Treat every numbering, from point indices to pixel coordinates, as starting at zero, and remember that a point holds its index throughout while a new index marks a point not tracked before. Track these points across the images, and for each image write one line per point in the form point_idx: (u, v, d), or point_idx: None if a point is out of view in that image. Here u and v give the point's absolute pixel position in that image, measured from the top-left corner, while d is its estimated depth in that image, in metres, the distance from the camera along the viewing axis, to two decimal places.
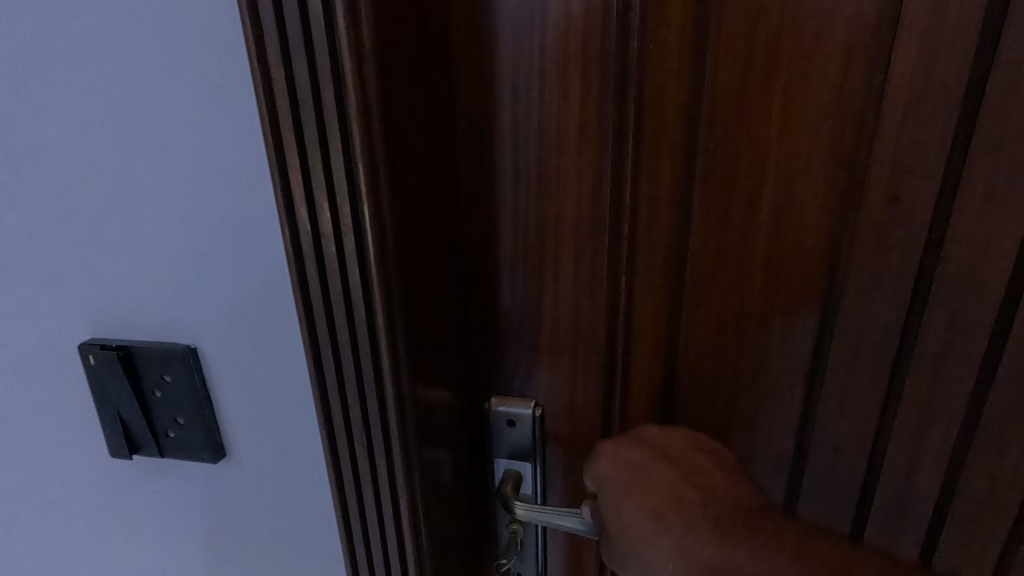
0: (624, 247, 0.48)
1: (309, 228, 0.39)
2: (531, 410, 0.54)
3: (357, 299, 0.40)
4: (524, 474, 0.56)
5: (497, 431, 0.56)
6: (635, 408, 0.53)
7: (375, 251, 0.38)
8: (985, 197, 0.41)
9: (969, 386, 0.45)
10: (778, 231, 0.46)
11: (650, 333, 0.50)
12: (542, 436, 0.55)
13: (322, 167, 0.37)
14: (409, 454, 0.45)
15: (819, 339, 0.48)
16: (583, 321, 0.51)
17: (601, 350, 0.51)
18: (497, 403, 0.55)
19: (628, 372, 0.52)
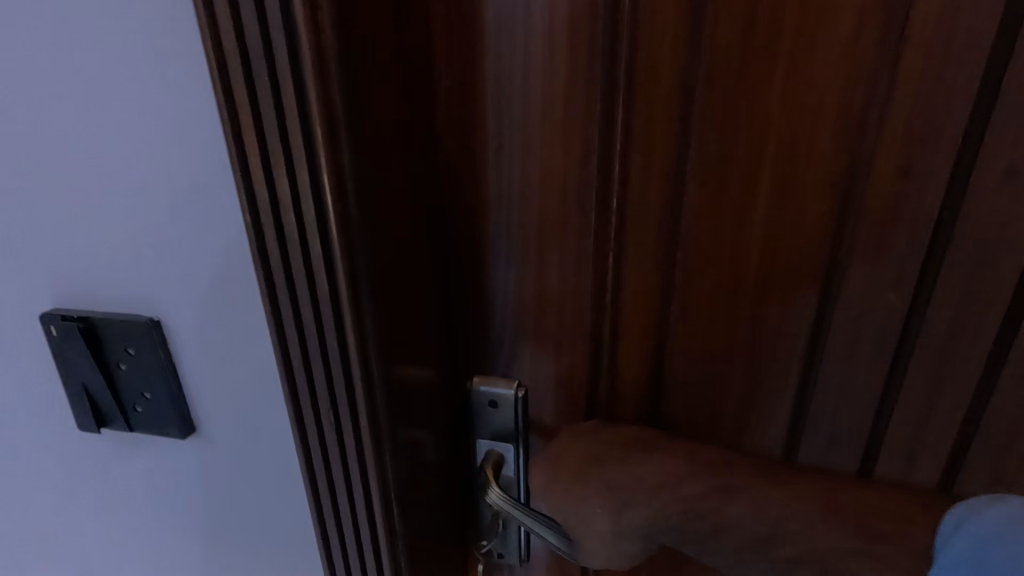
0: (612, 223, 0.45)
1: (266, 195, 0.36)
2: (513, 391, 0.52)
3: (319, 274, 0.37)
4: (507, 457, 0.54)
5: (480, 412, 0.54)
6: (623, 390, 0.51)
7: (337, 224, 0.36)
8: (1005, 172, 0.38)
9: (977, 374, 0.43)
10: (776, 209, 0.42)
11: (639, 312, 0.48)
12: (525, 419, 0.53)
13: (278, 129, 0.34)
14: (379, 435, 0.43)
15: (816, 324, 0.45)
16: (569, 303, 0.48)
17: (587, 331, 0.49)
18: (480, 382, 0.53)
19: (614, 355, 0.50)
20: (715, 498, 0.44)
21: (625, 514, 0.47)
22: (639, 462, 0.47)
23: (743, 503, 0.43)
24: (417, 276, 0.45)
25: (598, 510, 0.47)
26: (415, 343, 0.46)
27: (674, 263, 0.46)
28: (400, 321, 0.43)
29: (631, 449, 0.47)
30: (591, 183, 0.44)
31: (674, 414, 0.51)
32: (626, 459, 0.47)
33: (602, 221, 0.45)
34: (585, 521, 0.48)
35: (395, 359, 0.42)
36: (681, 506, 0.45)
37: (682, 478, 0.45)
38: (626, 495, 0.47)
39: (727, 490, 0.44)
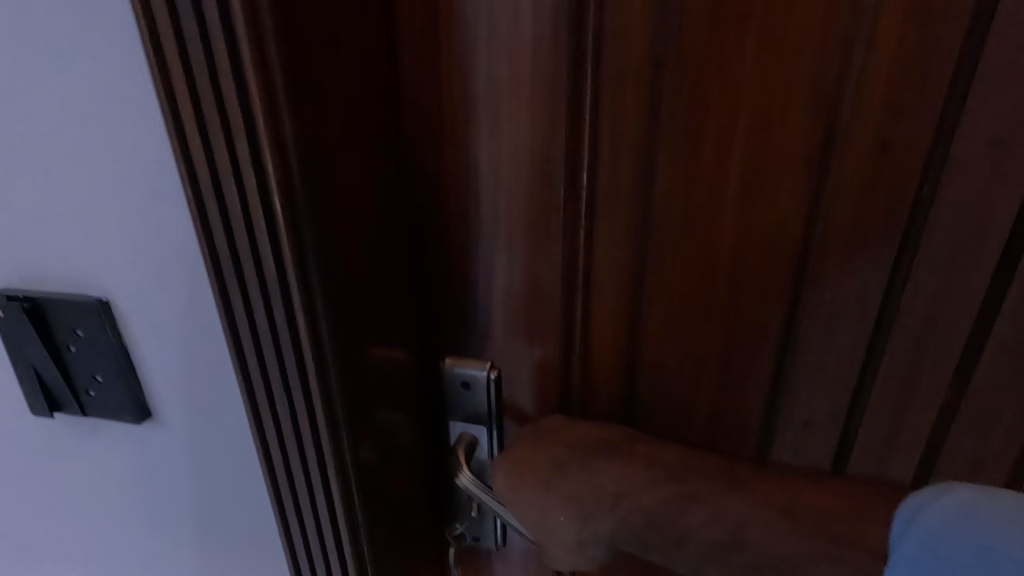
0: (582, 199, 0.43)
1: (206, 167, 0.34)
2: (485, 372, 0.50)
3: (265, 253, 0.35)
4: (480, 438, 0.52)
5: (453, 394, 0.52)
6: (599, 375, 0.49)
7: (281, 198, 0.34)
8: (987, 145, 0.36)
9: (954, 350, 0.42)
10: (750, 186, 0.40)
11: (613, 294, 0.46)
12: (499, 402, 0.51)
13: (213, 98, 0.32)
14: (337, 422, 0.41)
15: (792, 305, 0.43)
16: (543, 289, 0.46)
17: (558, 313, 0.47)
18: (452, 362, 0.51)
19: (588, 338, 0.48)
20: (671, 509, 0.44)
21: (590, 523, 0.46)
22: (602, 470, 0.45)
23: (704, 509, 0.43)
24: (382, 256, 0.43)
25: (563, 519, 0.46)
26: (379, 328, 0.43)
27: (648, 244, 0.44)
28: (358, 303, 0.40)
29: (593, 457, 0.45)
30: (558, 161, 0.42)
31: (649, 401, 0.49)
32: (589, 466, 0.45)
33: (572, 201, 0.43)
34: (549, 529, 0.46)
35: (352, 342, 0.40)
36: (642, 514, 0.44)
37: (643, 488, 0.44)
38: (589, 503, 0.45)
39: (682, 500, 0.43)
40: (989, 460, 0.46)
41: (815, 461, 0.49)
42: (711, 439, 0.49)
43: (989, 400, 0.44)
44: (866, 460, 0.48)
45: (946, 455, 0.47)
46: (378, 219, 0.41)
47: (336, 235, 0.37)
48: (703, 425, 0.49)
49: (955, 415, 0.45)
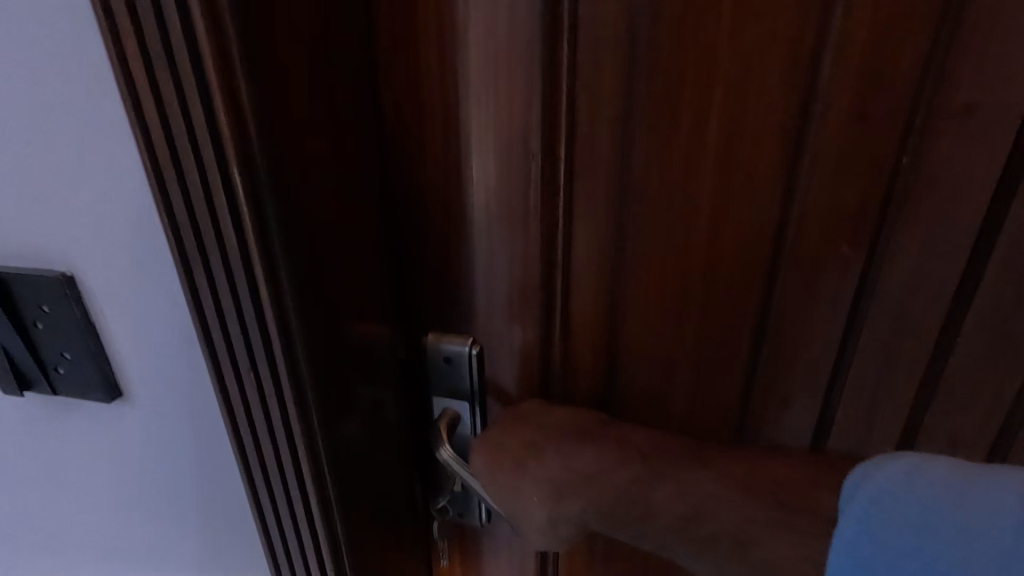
0: (561, 172, 0.41)
1: (161, 132, 0.32)
2: (467, 347, 0.48)
3: (225, 224, 0.34)
4: (463, 414, 0.50)
5: (436, 369, 0.50)
6: (580, 355, 0.47)
7: (239, 165, 0.32)
8: (963, 111, 0.36)
9: (935, 323, 0.42)
10: (729, 158, 0.39)
11: (592, 271, 0.44)
12: (481, 379, 0.49)
13: (164, 60, 0.30)
14: (304, 396, 0.39)
15: (770, 278, 0.42)
16: (521, 272, 0.44)
17: (538, 290, 0.45)
18: (434, 336, 0.49)
19: (568, 316, 0.46)
20: (638, 486, 0.44)
21: (563, 505, 0.45)
22: (574, 453, 0.44)
23: (668, 485, 0.43)
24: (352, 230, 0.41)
25: (536, 500, 0.46)
26: (349, 304, 0.42)
27: (627, 222, 0.42)
28: (325, 276, 0.39)
29: (570, 442, 0.45)
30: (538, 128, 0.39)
31: (629, 382, 0.48)
32: (562, 450, 0.45)
33: (552, 172, 0.41)
34: (523, 510, 0.46)
35: (318, 316, 0.39)
36: (611, 494, 0.44)
37: (613, 467, 0.44)
38: (562, 485, 0.45)
39: (649, 478, 0.44)
40: (968, 435, 0.46)
41: (795, 436, 0.48)
42: (690, 417, 0.49)
43: (966, 373, 0.44)
44: (845, 437, 0.47)
45: (924, 430, 0.46)
46: (347, 190, 0.40)
47: (297, 204, 0.35)
48: (682, 403, 0.48)
49: (936, 389, 0.45)
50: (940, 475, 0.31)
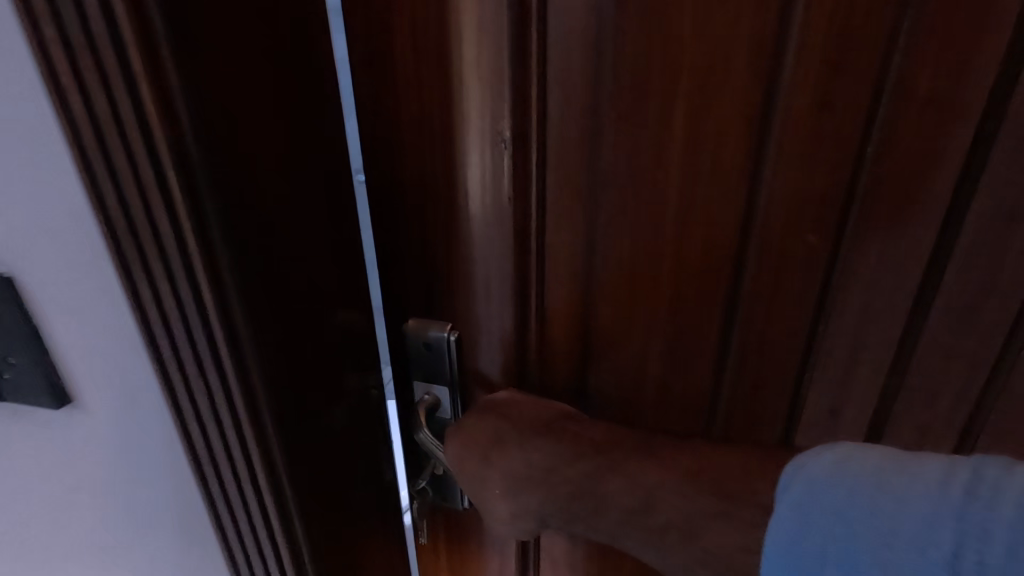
0: (530, 162, 0.41)
1: (86, 120, 0.30)
2: (446, 333, 0.48)
3: (161, 219, 0.33)
4: (443, 399, 0.50)
5: (415, 354, 0.50)
6: (555, 343, 0.48)
7: (170, 153, 0.31)
8: (927, 103, 0.35)
9: (902, 313, 0.42)
10: (693, 150, 0.39)
11: (564, 260, 0.44)
12: (460, 364, 0.49)
13: (85, 47, 0.29)
14: (253, 396, 0.38)
15: (737, 267, 0.42)
16: (492, 266, 0.44)
17: (511, 278, 0.45)
18: (413, 322, 0.49)
19: (543, 304, 0.46)
20: (592, 476, 0.44)
21: (519, 497, 0.47)
22: (536, 447, 0.46)
23: (619, 477, 0.44)
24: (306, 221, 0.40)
25: (496, 492, 0.47)
26: (304, 297, 0.41)
27: (597, 213, 0.42)
28: (275, 270, 0.38)
29: (532, 436, 0.46)
30: (505, 116, 0.39)
31: (604, 372, 0.48)
32: (528, 443, 0.46)
33: (523, 160, 0.41)
34: (484, 500, 0.48)
35: (268, 311, 0.38)
36: (565, 487, 0.45)
37: (568, 463, 0.45)
38: (519, 479, 0.46)
39: (600, 468, 0.44)
40: (935, 427, 0.46)
41: (765, 426, 0.48)
42: (661, 407, 0.49)
43: (932, 367, 0.44)
44: (814, 428, 0.48)
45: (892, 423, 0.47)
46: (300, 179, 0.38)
47: (242, 196, 0.34)
48: (655, 393, 0.49)
49: (904, 379, 0.45)
50: (871, 462, 0.33)
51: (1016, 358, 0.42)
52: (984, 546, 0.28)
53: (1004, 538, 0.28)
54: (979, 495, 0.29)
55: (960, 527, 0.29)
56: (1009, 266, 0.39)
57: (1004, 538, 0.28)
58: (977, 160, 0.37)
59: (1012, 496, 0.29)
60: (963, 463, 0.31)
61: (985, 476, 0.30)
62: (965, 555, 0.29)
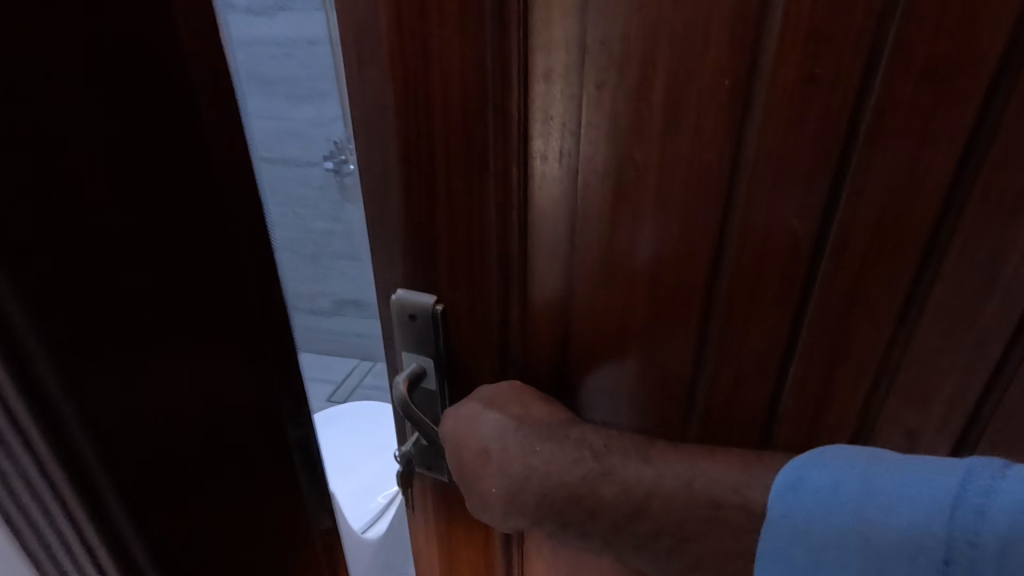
0: (499, 135, 0.37)
1: None
2: (431, 304, 0.44)
3: None
4: (428, 371, 0.47)
5: (400, 326, 0.46)
6: (538, 337, 0.46)
7: None
8: (923, 76, 0.33)
9: (893, 304, 0.39)
10: (671, 123, 0.36)
11: (545, 246, 0.42)
12: (447, 342, 0.46)
13: None
14: (64, 432, 0.26)
15: (716, 252, 0.39)
16: (470, 253, 0.42)
17: (494, 264, 0.42)
18: (400, 291, 0.45)
19: (527, 292, 0.44)
20: (588, 482, 0.42)
21: (517, 500, 0.45)
22: (536, 452, 0.43)
23: (616, 482, 0.42)
24: (145, 154, 0.28)
25: (495, 490, 0.45)
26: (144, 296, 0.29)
27: (576, 196, 0.40)
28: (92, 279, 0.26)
29: (535, 438, 0.44)
30: (485, 86, 0.36)
31: (579, 364, 0.46)
32: (528, 450, 0.44)
33: (501, 136, 0.37)
34: (480, 493, 0.46)
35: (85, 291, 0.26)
36: (565, 494, 0.43)
37: (567, 465, 0.43)
38: (518, 478, 0.44)
39: (598, 473, 0.42)
40: (928, 430, 0.44)
41: (745, 424, 0.46)
42: (640, 405, 0.47)
43: (929, 360, 0.41)
44: (795, 428, 0.45)
45: (883, 424, 0.44)
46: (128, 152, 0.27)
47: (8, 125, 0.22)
48: (633, 388, 0.46)
49: (896, 374, 0.42)
50: (868, 470, 0.34)
51: (1015, 350, 0.40)
52: (973, 544, 0.31)
53: (992, 538, 0.31)
54: (970, 498, 0.31)
55: (950, 528, 0.31)
56: (1012, 258, 0.37)
57: (992, 537, 0.31)
58: (978, 138, 0.34)
59: (1003, 497, 0.31)
60: (956, 463, 0.33)
61: (977, 476, 0.32)
62: (955, 553, 0.31)
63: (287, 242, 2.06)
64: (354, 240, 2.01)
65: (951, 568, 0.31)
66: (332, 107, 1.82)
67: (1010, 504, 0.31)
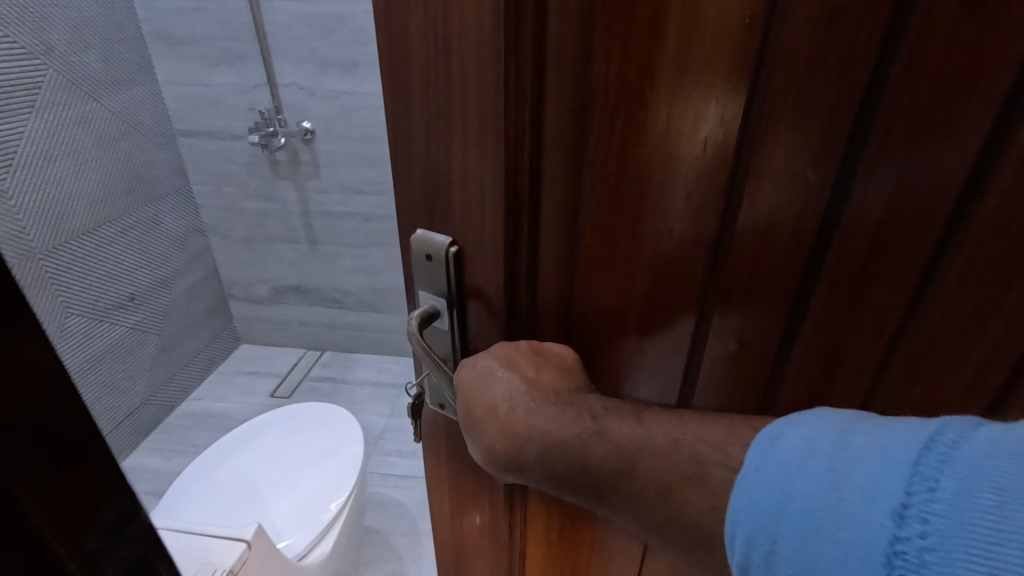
0: (512, 71, 0.32)
1: None
2: (446, 245, 0.40)
3: None
4: (443, 317, 0.43)
5: (418, 267, 0.43)
6: (546, 303, 0.42)
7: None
8: (965, 5, 0.29)
9: (916, 261, 0.38)
10: (684, 65, 0.32)
11: (557, 204, 0.37)
12: (460, 290, 0.42)
13: None
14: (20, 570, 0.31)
15: (727, 201, 0.37)
16: (472, 207, 0.37)
17: (502, 222, 0.37)
18: (418, 231, 0.41)
19: (535, 255, 0.39)
20: (581, 440, 0.38)
21: (519, 456, 0.41)
22: (545, 414, 0.40)
23: (607, 444, 0.38)
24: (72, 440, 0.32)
25: (497, 445, 0.42)
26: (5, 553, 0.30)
27: (581, 146, 0.35)
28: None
29: (542, 402, 0.40)
30: (499, 20, 0.30)
31: (583, 332, 0.43)
32: (533, 409, 0.40)
33: (513, 75, 0.32)
34: (484, 449, 0.43)
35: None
36: (563, 459, 0.39)
37: (565, 424, 0.39)
38: (522, 437, 0.40)
39: (592, 433, 0.38)
40: (952, 390, 0.43)
41: (753, 385, 0.45)
42: (648, 372, 0.44)
43: (944, 319, 0.40)
44: (803, 386, 0.44)
45: (901, 381, 0.44)
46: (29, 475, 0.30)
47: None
48: (642, 352, 0.43)
49: (909, 330, 0.41)
50: (838, 424, 0.30)
51: None
52: (932, 497, 0.24)
53: (952, 489, 0.24)
54: (935, 448, 0.25)
55: (908, 477, 0.25)
56: None
57: (950, 487, 0.24)
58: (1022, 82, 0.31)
59: (973, 448, 0.25)
60: (931, 424, 0.27)
61: (948, 432, 0.26)
62: (910, 505, 0.24)
63: (220, 224, 1.91)
64: (290, 221, 1.86)
65: (906, 524, 0.24)
66: (254, 71, 1.64)
67: (975, 454, 0.24)
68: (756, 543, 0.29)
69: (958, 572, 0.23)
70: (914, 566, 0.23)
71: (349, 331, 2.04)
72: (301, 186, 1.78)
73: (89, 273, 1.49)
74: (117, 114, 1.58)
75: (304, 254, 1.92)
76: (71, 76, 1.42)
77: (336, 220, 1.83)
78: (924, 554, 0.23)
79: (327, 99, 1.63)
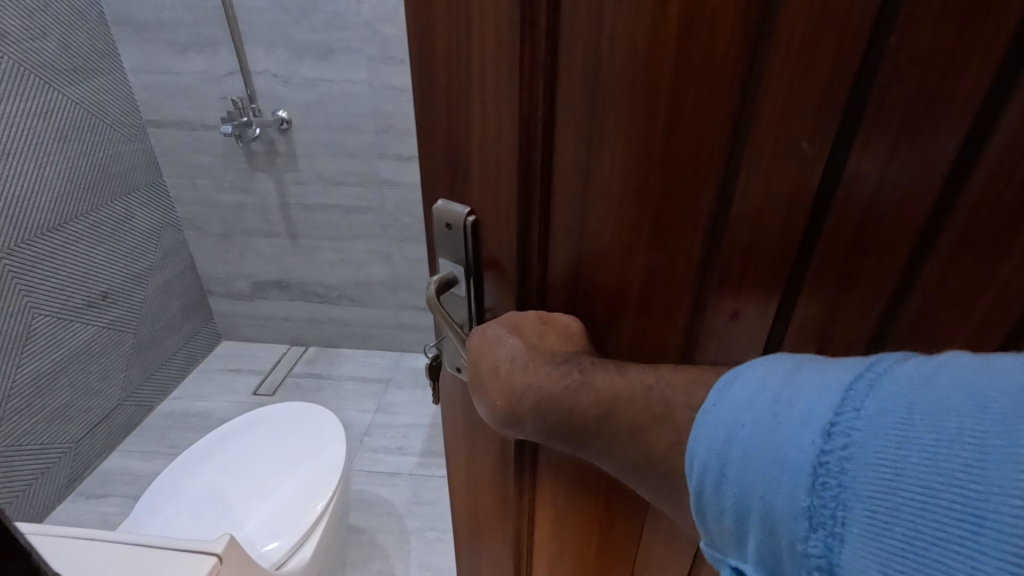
0: (528, 43, 0.35)
1: None
2: (464, 215, 0.44)
3: None
4: (461, 282, 0.47)
5: (440, 236, 0.47)
6: (556, 265, 0.44)
7: None
8: None
9: (904, 241, 0.37)
10: (685, 45, 0.32)
11: (568, 176, 0.39)
12: (477, 257, 0.46)
13: None
14: None
15: (724, 180, 0.37)
16: (489, 170, 0.41)
17: (517, 183, 0.40)
18: (439, 201, 0.45)
19: (549, 223, 0.42)
20: (569, 392, 0.39)
21: (518, 412, 0.42)
22: (541, 374, 0.41)
23: (591, 394, 0.39)
24: None
25: (499, 405, 0.43)
26: None
27: (592, 121, 0.36)
28: None
29: (542, 361, 0.41)
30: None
31: (590, 299, 0.44)
32: (530, 370, 0.41)
33: (528, 48, 0.35)
34: (490, 410, 0.45)
35: None
36: (557, 412, 0.40)
37: (556, 377, 0.40)
38: (518, 393, 0.42)
39: (580, 385, 0.39)
40: None
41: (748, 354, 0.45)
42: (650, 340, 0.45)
43: (937, 305, 0.39)
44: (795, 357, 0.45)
45: None
46: None
47: None
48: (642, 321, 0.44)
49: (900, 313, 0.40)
50: (794, 361, 0.31)
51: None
52: (857, 415, 0.25)
53: (874, 408, 0.25)
54: (866, 376, 0.26)
55: (839, 400, 0.26)
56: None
57: (873, 406, 0.25)
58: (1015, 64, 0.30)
59: (897, 375, 0.26)
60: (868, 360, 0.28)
61: (881, 363, 0.27)
62: (838, 422, 0.26)
63: (195, 219, 1.85)
64: (269, 215, 1.82)
65: (833, 438, 0.26)
66: (225, 58, 1.58)
67: (899, 377, 0.25)
68: (708, 468, 0.31)
69: (872, 476, 0.24)
70: (834, 474, 0.25)
71: (334, 326, 2.01)
72: (279, 178, 1.74)
73: (57, 272, 1.42)
74: (80, 103, 1.50)
75: (283, 248, 1.88)
76: (29, 63, 1.34)
77: (316, 212, 1.79)
78: (843, 463, 0.25)
79: (303, 87, 1.59)
